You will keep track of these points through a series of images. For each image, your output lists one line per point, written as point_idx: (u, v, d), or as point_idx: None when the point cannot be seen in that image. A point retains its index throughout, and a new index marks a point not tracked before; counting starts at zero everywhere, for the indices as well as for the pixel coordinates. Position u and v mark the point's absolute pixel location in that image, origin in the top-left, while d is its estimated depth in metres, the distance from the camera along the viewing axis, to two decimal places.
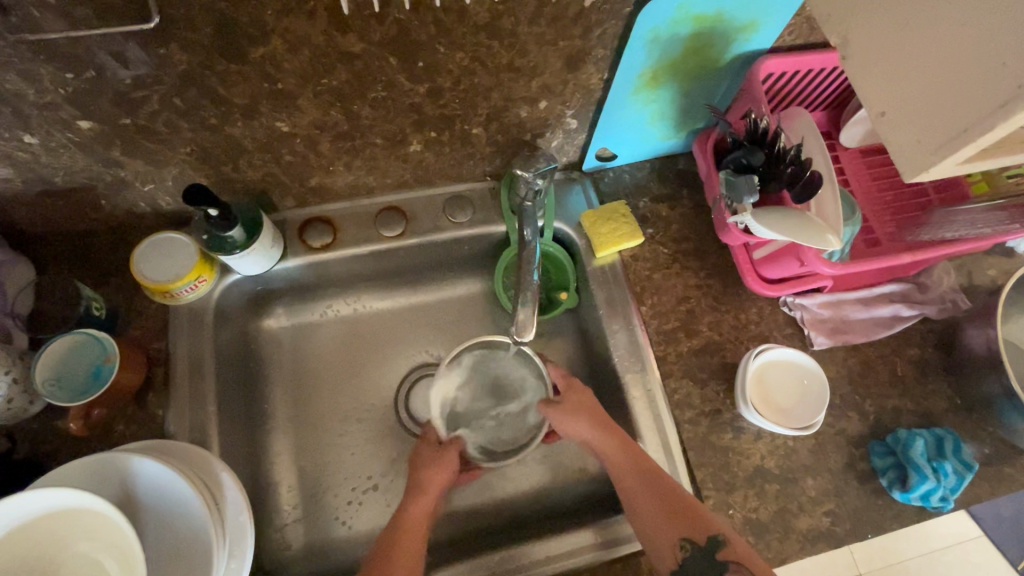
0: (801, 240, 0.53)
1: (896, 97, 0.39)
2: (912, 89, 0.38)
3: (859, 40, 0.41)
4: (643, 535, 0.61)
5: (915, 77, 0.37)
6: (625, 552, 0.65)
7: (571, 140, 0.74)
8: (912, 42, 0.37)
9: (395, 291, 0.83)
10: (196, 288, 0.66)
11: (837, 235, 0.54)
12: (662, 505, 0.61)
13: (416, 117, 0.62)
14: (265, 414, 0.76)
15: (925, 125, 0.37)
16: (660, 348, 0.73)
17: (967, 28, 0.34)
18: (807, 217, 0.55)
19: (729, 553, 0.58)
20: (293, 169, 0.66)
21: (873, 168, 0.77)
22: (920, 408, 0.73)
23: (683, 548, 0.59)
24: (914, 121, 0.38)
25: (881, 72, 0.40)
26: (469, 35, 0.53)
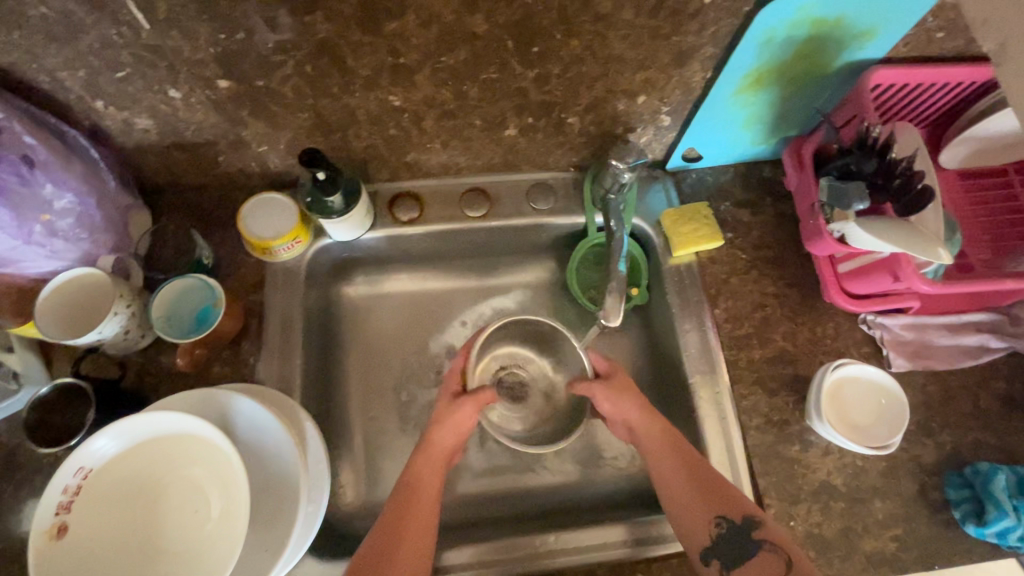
0: (911, 251, 0.53)
1: None
2: None
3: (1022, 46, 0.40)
4: (678, 518, 0.62)
5: None
6: (653, 556, 0.65)
7: (661, 137, 0.75)
8: None
9: (469, 271, 0.86)
10: (292, 248, 0.70)
11: (946, 249, 0.53)
12: (701, 486, 0.61)
13: (519, 102, 0.64)
14: (337, 375, 0.80)
15: None
16: (731, 352, 0.72)
17: None
18: (916, 228, 0.54)
19: (765, 534, 0.59)
20: (394, 143, 0.69)
21: (971, 192, 0.74)
22: (1001, 444, 0.70)
23: (719, 525, 0.60)
24: None
25: None
26: (588, 25, 0.54)
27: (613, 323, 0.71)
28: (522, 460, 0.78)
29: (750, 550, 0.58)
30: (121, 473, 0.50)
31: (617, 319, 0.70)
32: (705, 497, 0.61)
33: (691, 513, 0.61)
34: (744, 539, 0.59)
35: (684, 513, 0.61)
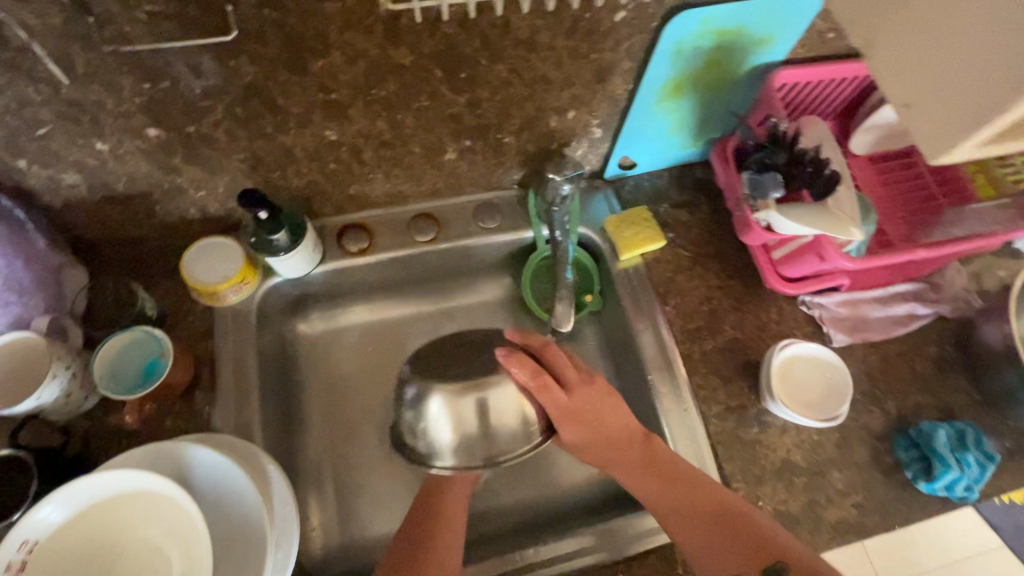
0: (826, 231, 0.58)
1: (915, 88, 0.42)
2: (926, 82, 0.41)
3: (883, 39, 0.44)
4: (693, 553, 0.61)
5: (933, 71, 0.41)
6: (633, 552, 0.66)
7: (596, 149, 0.78)
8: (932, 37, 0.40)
9: (426, 296, 0.87)
10: (240, 290, 0.69)
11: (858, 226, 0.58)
12: (717, 525, 0.60)
13: (454, 126, 0.66)
14: (300, 415, 0.79)
15: (943, 112, 0.41)
16: (685, 347, 0.75)
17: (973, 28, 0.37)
18: (828, 210, 0.59)
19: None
20: (336, 177, 0.70)
21: (881, 174, 0.81)
22: (940, 403, 0.75)
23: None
24: (934, 107, 0.41)
25: (905, 69, 0.43)
26: (509, 49, 0.57)
27: (565, 327, 0.73)
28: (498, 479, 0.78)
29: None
30: (68, 545, 0.47)
31: (569, 323, 0.73)
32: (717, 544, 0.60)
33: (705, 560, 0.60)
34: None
35: (700, 553, 0.60)
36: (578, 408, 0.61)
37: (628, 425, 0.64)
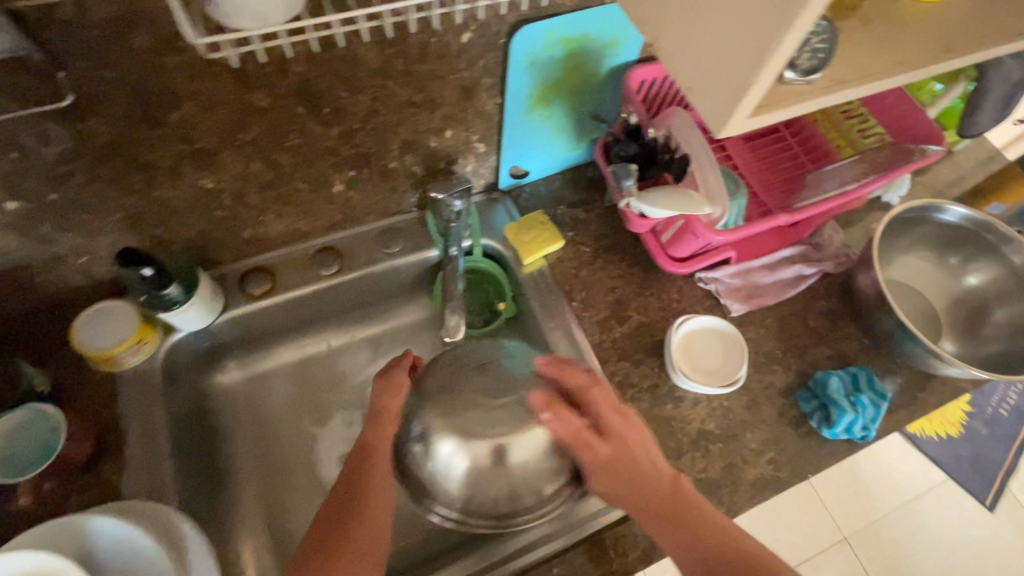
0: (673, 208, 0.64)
1: (692, 60, 0.40)
2: (698, 53, 0.39)
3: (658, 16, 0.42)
4: None
5: (700, 42, 0.39)
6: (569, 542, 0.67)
7: (485, 162, 0.81)
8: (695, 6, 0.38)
9: (345, 327, 0.87)
10: (139, 350, 0.68)
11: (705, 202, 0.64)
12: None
13: (334, 159, 0.68)
14: (226, 468, 0.77)
15: (717, 83, 0.38)
16: (595, 337, 0.78)
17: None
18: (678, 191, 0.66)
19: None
20: (225, 224, 0.70)
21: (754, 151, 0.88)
22: (836, 353, 0.80)
23: None
24: (709, 79, 0.39)
25: (681, 42, 0.40)
26: (367, 80, 0.59)
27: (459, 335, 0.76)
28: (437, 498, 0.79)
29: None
30: None
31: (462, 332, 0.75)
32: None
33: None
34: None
35: None
36: (614, 457, 0.58)
37: (660, 463, 0.59)
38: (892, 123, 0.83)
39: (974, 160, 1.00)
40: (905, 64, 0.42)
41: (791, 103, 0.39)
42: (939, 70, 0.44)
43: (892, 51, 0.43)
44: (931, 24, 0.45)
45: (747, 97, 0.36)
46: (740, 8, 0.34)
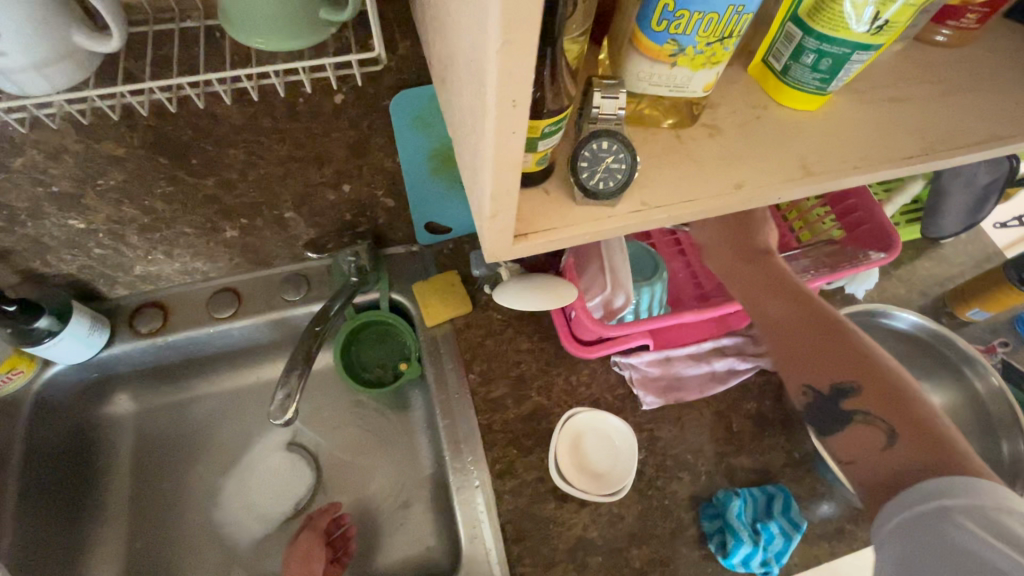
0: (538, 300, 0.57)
1: (466, 171, 0.34)
2: (466, 165, 0.33)
3: (450, 111, 0.37)
4: None
5: (464, 154, 0.33)
6: None
7: (399, 217, 0.76)
8: (458, 112, 0.33)
9: (247, 369, 0.84)
10: (10, 380, 0.67)
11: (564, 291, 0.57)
12: None
13: (217, 207, 0.65)
14: (96, 504, 0.76)
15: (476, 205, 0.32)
16: (485, 417, 0.72)
17: (462, 103, 0.30)
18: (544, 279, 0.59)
19: (859, 402, 0.53)
20: (110, 261, 0.69)
21: None
22: (757, 466, 0.71)
23: None
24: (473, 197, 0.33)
25: (460, 147, 0.35)
26: (232, 134, 0.56)
27: (282, 422, 0.62)
28: None
29: (848, 418, 0.54)
30: None
31: (284, 418, 0.61)
32: (816, 353, 0.57)
33: (794, 366, 0.59)
34: (843, 407, 0.54)
35: None
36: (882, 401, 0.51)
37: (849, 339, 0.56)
38: (845, 224, 0.71)
39: (969, 252, 0.87)
40: (741, 190, 0.36)
41: (576, 230, 0.33)
42: (791, 196, 0.37)
43: (729, 170, 0.36)
44: (801, 138, 0.39)
45: (491, 227, 0.30)
46: (471, 124, 0.28)
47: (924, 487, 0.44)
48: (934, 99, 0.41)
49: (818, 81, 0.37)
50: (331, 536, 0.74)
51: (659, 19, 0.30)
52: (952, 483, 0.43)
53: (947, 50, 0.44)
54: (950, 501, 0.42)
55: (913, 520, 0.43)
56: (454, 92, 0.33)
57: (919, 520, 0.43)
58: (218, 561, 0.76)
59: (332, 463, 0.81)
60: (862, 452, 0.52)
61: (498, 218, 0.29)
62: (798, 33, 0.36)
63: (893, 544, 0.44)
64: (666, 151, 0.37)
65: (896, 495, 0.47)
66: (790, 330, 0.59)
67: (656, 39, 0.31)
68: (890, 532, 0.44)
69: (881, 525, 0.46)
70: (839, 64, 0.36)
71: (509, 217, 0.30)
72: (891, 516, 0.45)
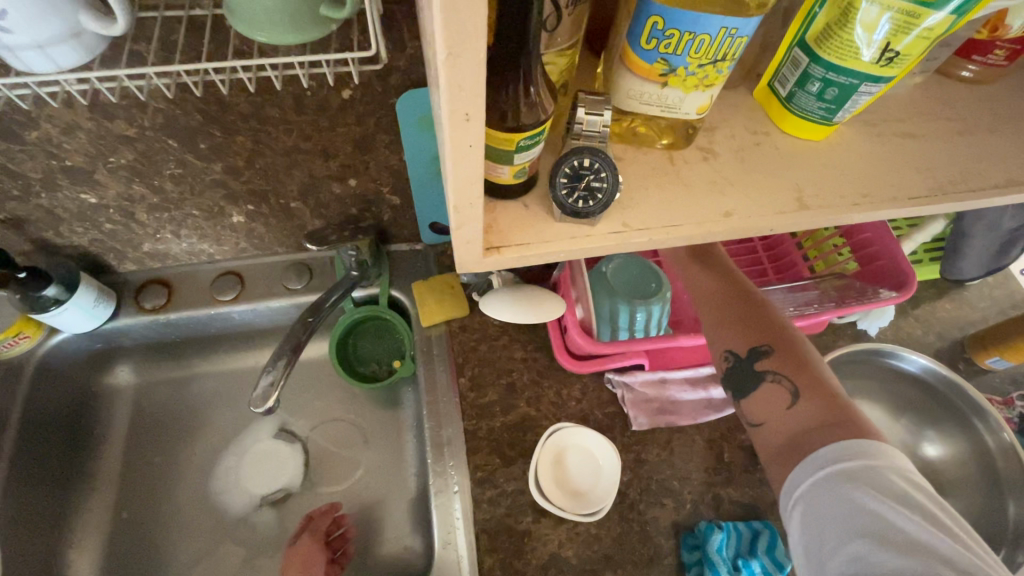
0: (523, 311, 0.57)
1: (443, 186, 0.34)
2: None
3: None
4: None
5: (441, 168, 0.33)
6: None
7: (403, 214, 0.76)
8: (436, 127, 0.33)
9: (245, 352, 0.85)
10: (16, 343, 0.70)
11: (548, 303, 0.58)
12: None
13: (224, 191, 0.66)
14: (89, 471, 0.79)
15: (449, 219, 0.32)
16: (471, 422, 0.71)
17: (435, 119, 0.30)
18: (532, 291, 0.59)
19: (770, 363, 0.50)
20: (120, 236, 0.71)
21: None
22: (745, 500, 0.69)
23: None
24: None
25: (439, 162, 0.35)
26: (239, 122, 0.57)
27: (264, 409, 0.62)
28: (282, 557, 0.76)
29: (756, 378, 0.51)
30: None
31: (264, 407, 0.62)
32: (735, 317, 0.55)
33: (718, 332, 0.56)
34: (753, 370, 0.51)
35: None
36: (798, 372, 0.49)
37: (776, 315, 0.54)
38: (860, 258, 0.69)
39: (995, 297, 0.83)
40: (730, 219, 0.34)
41: (550, 246, 0.32)
42: (784, 228, 0.36)
43: (721, 198, 0.35)
44: (800, 169, 0.37)
45: (457, 239, 0.29)
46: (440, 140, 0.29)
47: (827, 448, 0.43)
48: (948, 138, 0.39)
49: (823, 111, 0.36)
50: (330, 536, 0.75)
51: (648, 37, 0.29)
52: (858, 445, 0.41)
53: (972, 86, 0.41)
54: (854, 462, 0.41)
55: (820, 483, 0.42)
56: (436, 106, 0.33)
57: (825, 485, 0.41)
58: (198, 539, 0.77)
59: (319, 453, 0.81)
60: (770, 415, 0.49)
61: (464, 232, 0.29)
62: (804, 59, 0.35)
63: (801, 509, 0.42)
64: (655, 173, 0.36)
65: (799, 461, 0.44)
66: (722, 298, 0.57)
67: (646, 58, 0.30)
68: (800, 500, 0.42)
69: (789, 491, 0.44)
70: (845, 95, 0.34)
71: (476, 229, 0.29)
72: (797, 483, 0.43)
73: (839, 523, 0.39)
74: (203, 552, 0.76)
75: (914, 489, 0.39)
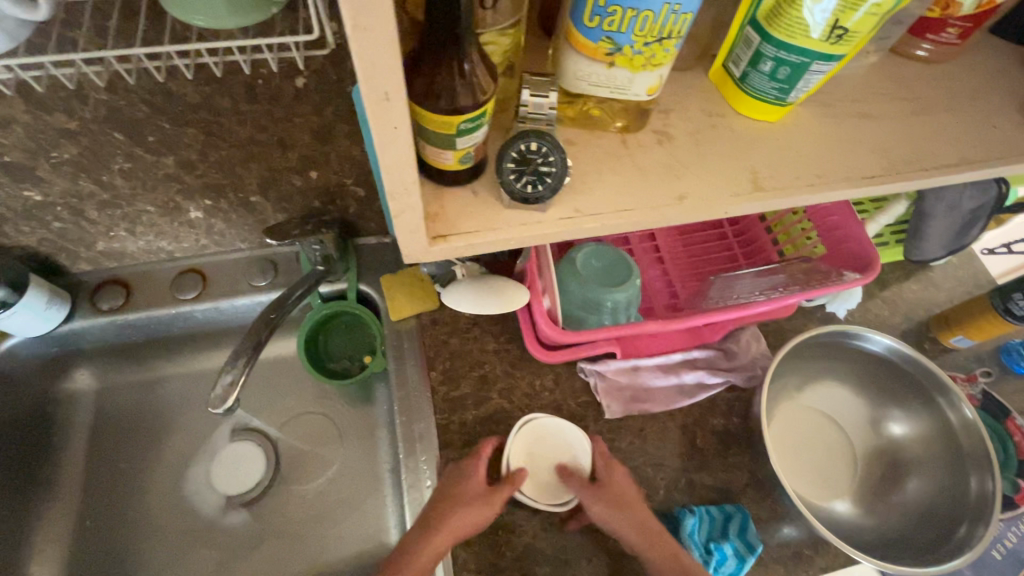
0: (488, 301, 0.56)
1: None
2: None
3: None
4: None
5: None
6: None
7: (369, 207, 0.74)
8: None
9: (210, 352, 0.83)
10: None
11: (514, 291, 0.57)
12: None
13: (179, 186, 0.64)
14: (50, 479, 0.76)
15: None
16: (444, 416, 0.71)
17: None
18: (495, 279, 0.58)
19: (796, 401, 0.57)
20: (71, 235, 0.68)
21: (688, 240, 0.78)
22: (717, 483, 0.69)
23: None
24: None
25: None
26: (188, 113, 0.55)
27: (224, 410, 0.61)
28: (255, 558, 0.74)
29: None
30: None
31: (223, 407, 0.60)
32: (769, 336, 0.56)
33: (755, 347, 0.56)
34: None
35: None
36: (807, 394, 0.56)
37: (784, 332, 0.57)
38: (828, 241, 0.69)
39: (960, 277, 0.84)
40: (684, 202, 0.34)
41: (500, 233, 0.32)
42: (739, 211, 0.35)
43: (677, 181, 0.34)
44: (755, 150, 0.37)
45: (399, 228, 0.28)
46: None
47: None
48: (903, 117, 0.39)
49: (776, 90, 0.35)
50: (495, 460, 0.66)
51: (591, 14, 0.28)
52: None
53: (927, 66, 0.41)
54: None
55: None
56: None
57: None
58: (168, 544, 0.75)
59: (291, 453, 0.80)
60: None
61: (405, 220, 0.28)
62: (755, 38, 0.34)
63: None
64: (608, 157, 0.35)
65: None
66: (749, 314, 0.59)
67: (591, 36, 0.29)
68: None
69: None
70: (796, 74, 0.34)
71: (418, 216, 0.28)
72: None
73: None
74: (173, 557, 0.74)
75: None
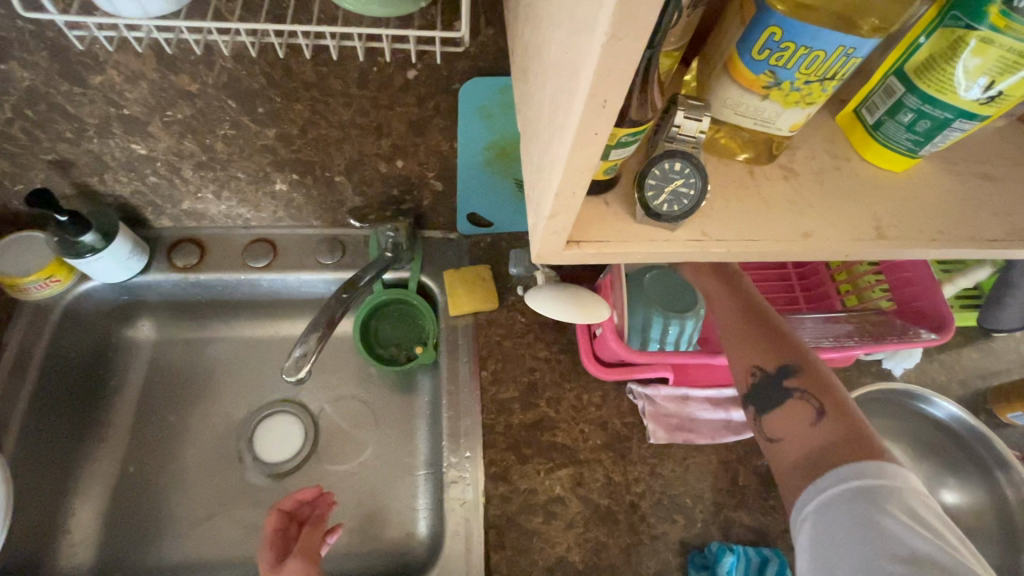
0: (574, 311, 0.57)
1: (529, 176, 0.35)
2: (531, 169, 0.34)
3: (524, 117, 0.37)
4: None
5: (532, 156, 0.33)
6: None
7: (443, 201, 0.76)
8: (535, 108, 0.33)
9: (265, 322, 0.85)
10: (46, 286, 0.71)
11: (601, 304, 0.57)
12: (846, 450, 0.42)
13: (273, 158, 0.66)
14: (100, 421, 0.79)
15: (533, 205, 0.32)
16: (490, 416, 0.71)
17: (543, 103, 0.30)
18: (580, 290, 0.58)
19: (795, 381, 0.49)
20: (162, 191, 0.71)
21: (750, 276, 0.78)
22: (756, 524, 0.68)
23: None
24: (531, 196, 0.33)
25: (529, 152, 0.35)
26: (300, 90, 0.57)
27: (295, 379, 0.62)
28: None
29: (782, 397, 0.49)
30: None
31: (297, 375, 0.62)
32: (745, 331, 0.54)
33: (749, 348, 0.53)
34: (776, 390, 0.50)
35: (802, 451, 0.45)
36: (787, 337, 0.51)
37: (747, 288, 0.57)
38: (898, 297, 0.68)
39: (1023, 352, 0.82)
40: (810, 239, 0.34)
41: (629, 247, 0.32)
42: (860, 256, 0.35)
43: (804, 218, 0.35)
44: (880, 199, 0.37)
45: (546, 228, 0.29)
46: (548, 125, 0.29)
47: (841, 468, 0.42)
48: None
49: (910, 142, 0.36)
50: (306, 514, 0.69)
51: (761, 47, 0.29)
52: (864, 463, 0.41)
53: None
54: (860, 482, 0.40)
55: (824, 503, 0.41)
56: (536, 91, 0.33)
57: (839, 499, 0.40)
58: (201, 503, 0.76)
59: (330, 431, 0.81)
60: (792, 432, 0.47)
61: (556, 221, 0.29)
62: (900, 88, 0.34)
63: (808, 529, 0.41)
64: (736, 187, 0.36)
65: (816, 475, 0.43)
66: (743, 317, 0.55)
67: (754, 68, 0.30)
68: (807, 517, 0.42)
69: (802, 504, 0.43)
70: (936, 129, 0.34)
71: (567, 220, 0.29)
72: (806, 500, 0.42)
73: (855, 548, 0.38)
74: (202, 516, 0.75)
75: (923, 511, 0.39)
